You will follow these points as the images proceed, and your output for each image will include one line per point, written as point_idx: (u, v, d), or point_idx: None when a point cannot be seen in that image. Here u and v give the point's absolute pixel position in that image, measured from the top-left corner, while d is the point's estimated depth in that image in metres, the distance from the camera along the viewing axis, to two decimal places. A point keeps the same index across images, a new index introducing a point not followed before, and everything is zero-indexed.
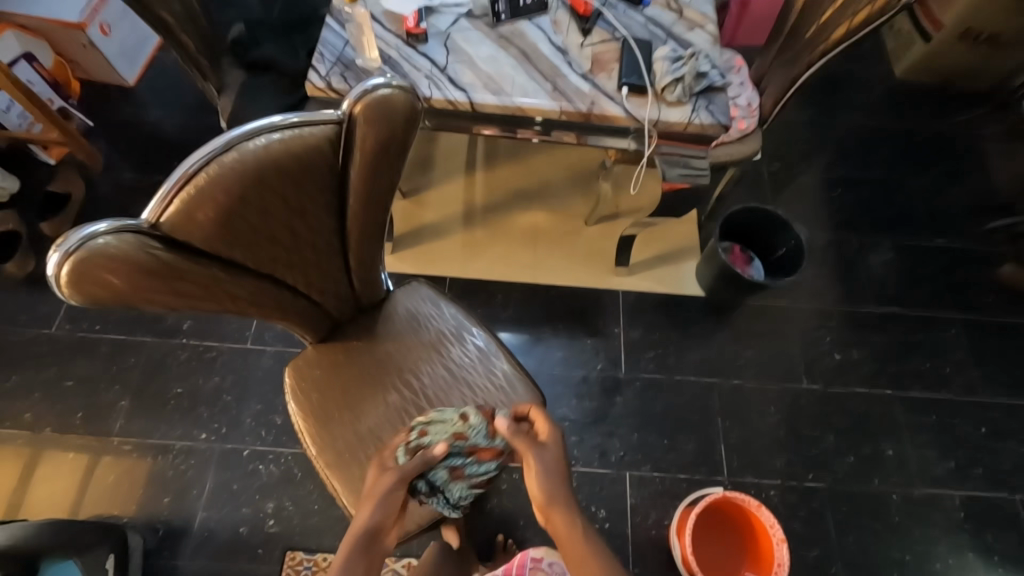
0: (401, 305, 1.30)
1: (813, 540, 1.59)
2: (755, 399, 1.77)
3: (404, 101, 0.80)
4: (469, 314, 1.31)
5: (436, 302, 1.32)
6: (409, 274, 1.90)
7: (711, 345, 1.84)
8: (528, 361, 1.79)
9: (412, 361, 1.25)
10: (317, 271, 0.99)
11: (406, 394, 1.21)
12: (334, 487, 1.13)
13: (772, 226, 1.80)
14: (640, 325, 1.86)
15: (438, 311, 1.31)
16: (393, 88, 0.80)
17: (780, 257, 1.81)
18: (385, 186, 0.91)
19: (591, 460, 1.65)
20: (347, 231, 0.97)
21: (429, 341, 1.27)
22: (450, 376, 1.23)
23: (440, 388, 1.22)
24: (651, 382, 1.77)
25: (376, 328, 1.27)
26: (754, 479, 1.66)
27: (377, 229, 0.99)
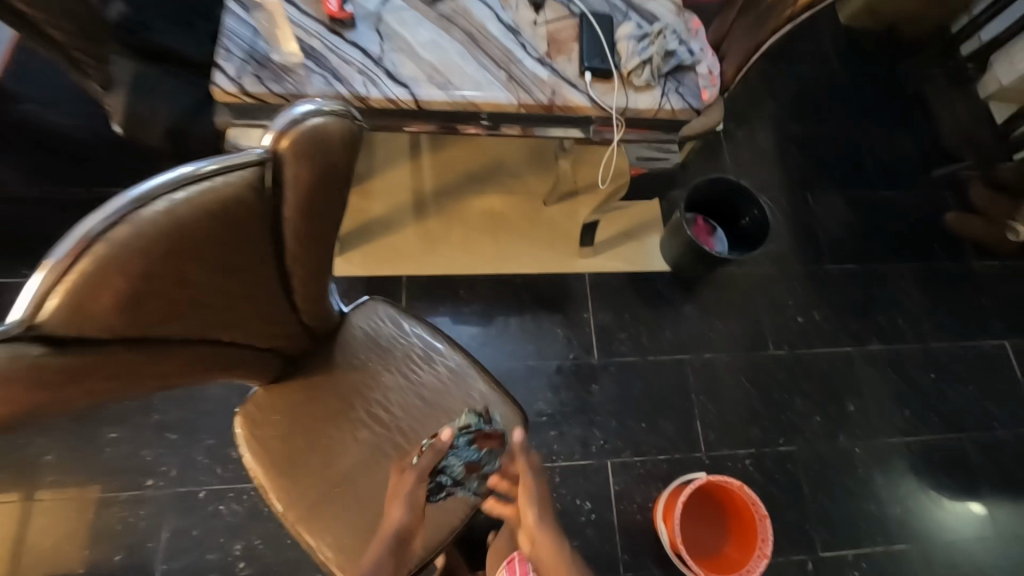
0: (359, 329, 1.18)
1: (787, 502, 1.66)
2: (727, 371, 1.79)
3: (340, 129, 0.69)
4: (436, 330, 1.21)
5: (398, 322, 1.20)
6: (361, 276, 1.75)
7: (681, 320, 1.83)
8: (500, 357, 1.71)
9: (380, 392, 1.13)
10: (259, 323, 0.86)
11: (378, 429, 1.11)
12: (311, 544, 1.03)
13: (735, 196, 1.77)
14: (610, 307, 1.81)
15: (401, 332, 1.19)
16: (325, 115, 0.68)
17: (744, 228, 1.79)
18: (329, 222, 0.79)
19: (572, 452, 1.63)
20: (289, 275, 0.84)
21: (396, 366, 1.16)
22: (424, 403, 1.14)
23: (414, 418, 1.12)
24: (626, 365, 1.75)
25: (334, 359, 1.14)
26: (731, 450, 1.69)
27: (324, 267, 0.86)
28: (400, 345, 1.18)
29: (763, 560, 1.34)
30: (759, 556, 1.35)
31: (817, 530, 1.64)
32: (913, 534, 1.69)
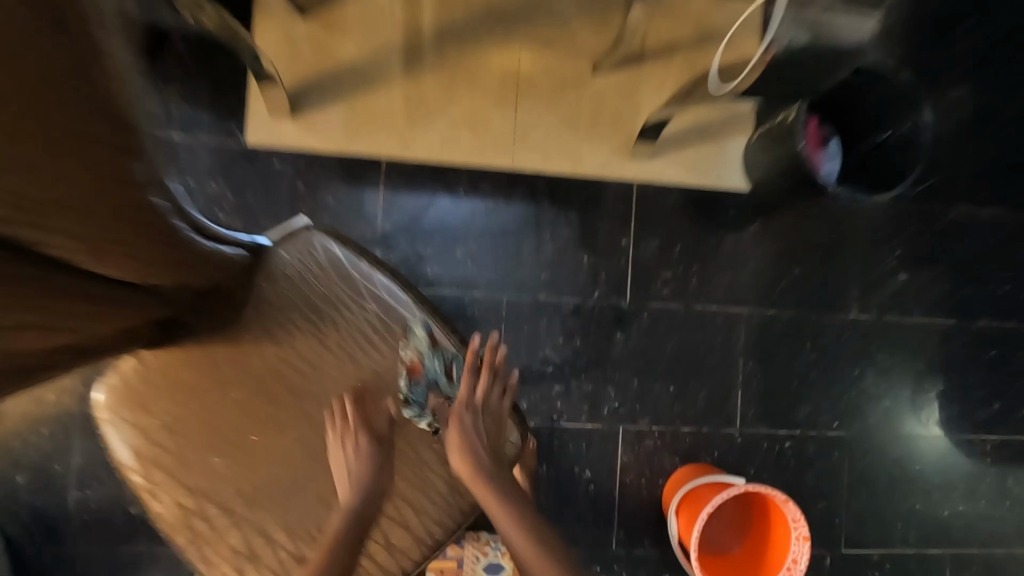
0: (283, 274, 0.76)
1: (821, 494, 1.40)
2: (790, 334, 1.39)
3: None
4: (409, 295, 0.79)
5: (352, 275, 0.77)
6: (324, 154, 1.25)
7: (747, 262, 1.38)
8: (503, 286, 1.31)
9: (314, 374, 0.76)
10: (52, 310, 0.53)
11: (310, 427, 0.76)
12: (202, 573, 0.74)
13: (893, 97, 1.18)
14: (657, 235, 1.35)
15: (354, 292, 0.77)
16: None
17: (876, 147, 1.23)
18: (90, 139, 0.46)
19: (578, 413, 1.32)
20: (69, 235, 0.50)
21: (338, 338, 0.77)
22: (379, 396, 0.77)
23: None
24: (663, 314, 1.35)
25: (243, 319, 0.75)
26: (770, 429, 1.38)
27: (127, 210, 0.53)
28: (345, 305, 0.77)
29: None
30: None
31: (846, 527, 1.41)
32: (954, 539, 1.45)
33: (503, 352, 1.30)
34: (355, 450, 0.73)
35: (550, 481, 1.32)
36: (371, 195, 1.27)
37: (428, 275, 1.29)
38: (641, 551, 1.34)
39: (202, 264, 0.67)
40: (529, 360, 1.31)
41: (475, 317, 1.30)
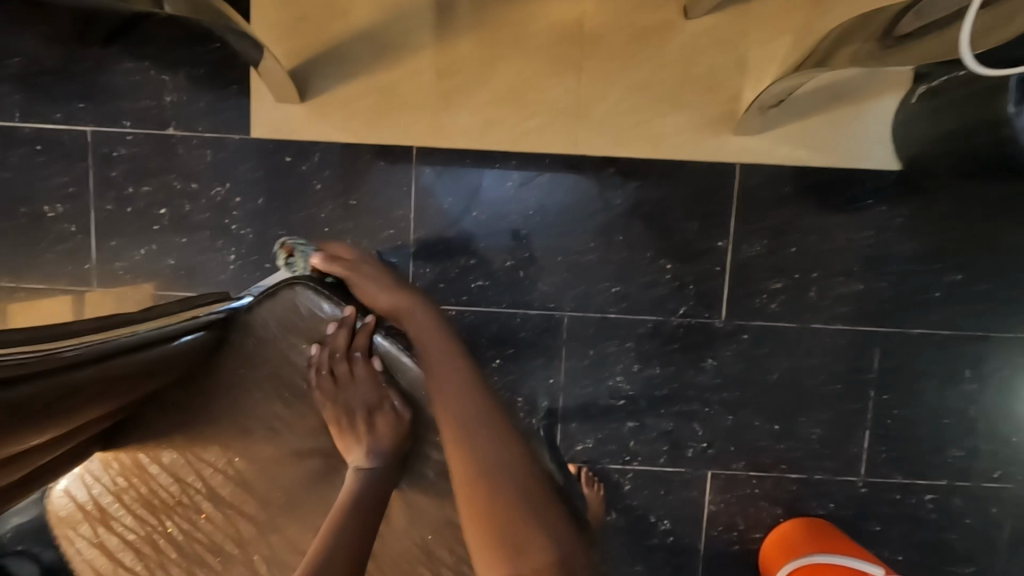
0: (260, 353, 0.56)
1: (972, 559, 1.10)
2: (941, 359, 1.06)
3: None
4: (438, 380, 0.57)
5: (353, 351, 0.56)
6: (342, 146, 1.02)
7: (889, 266, 1.04)
8: (562, 302, 1.06)
9: (312, 484, 0.57)
10: None
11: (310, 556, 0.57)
12: None
13: None
14: (764, 232, 1.03)
15: (361, 380, 0.56)
16: None
17: None
18: None
19: (655, 454, 1.08)
20: None
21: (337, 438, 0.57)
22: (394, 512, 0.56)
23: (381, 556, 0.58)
24: (768, 335, 1.05)
25: (214, 415, 0.56)
26: (905, 479, 1.08)
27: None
28: (343, 390, 0.56)
29: None
30: None
31: None
32: None
33: (563, 382, 1.07)
34: (367, 426, 0.56)
35: (619, 531, 1.10)
36: (400, 192, 1.04)
37: (472, 290, 1.06)
38: None
39: (140, 379, 0.50)
40: (595, 391, 1.07)
41: (530, 339, 1.07)
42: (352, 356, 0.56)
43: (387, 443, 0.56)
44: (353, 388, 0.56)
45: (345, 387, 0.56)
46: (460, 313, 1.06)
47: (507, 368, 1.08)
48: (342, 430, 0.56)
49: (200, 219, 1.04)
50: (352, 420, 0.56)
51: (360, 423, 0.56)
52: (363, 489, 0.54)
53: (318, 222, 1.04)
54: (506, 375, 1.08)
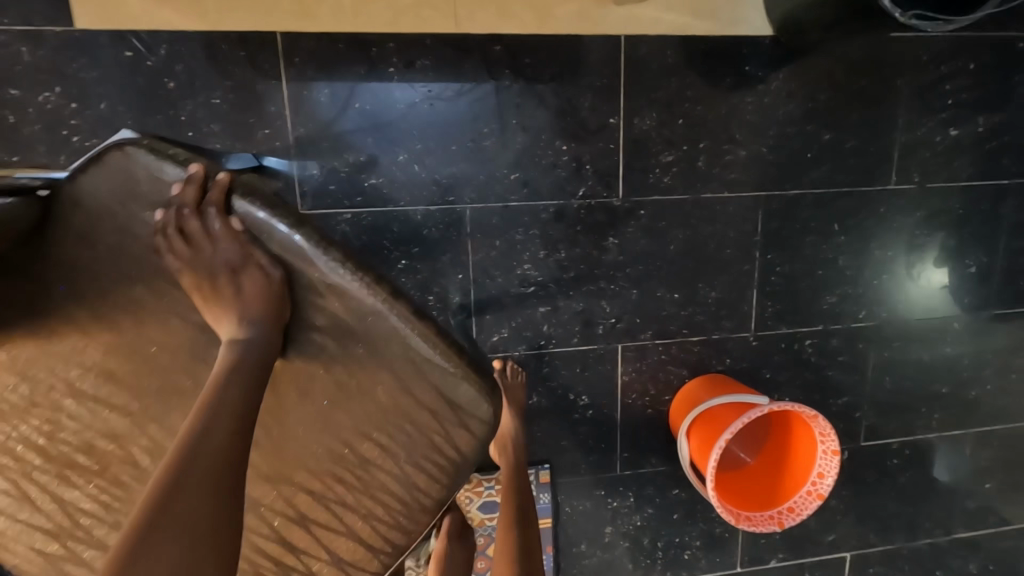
0: (95, 223, 0.50)
1: (845, 391, 1.26)
2: (815, 215, 1.15)
3: None
4: (309, 239, 0.52)
5: (207, 211, 0.50)
6: (191, 34, 0.90)
7: (768, 131, 1.09)
8: (463, 193, 1.03)
9: (183, 365, 0.52)
10: None
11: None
12: None
13: None
14: (654, 105, 1.04)
15: (222, 246, 0.50)
16: None
17: None
18: None
19: (569, 335, 1.12)
20: None
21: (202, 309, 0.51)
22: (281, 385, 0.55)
23: (275, 427, 0.57)
24: (664, 208, 1.09)
25: (56, 301, 0.50)
26: (790, 328, 1.20)
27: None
28: (199, 253, 0.50)
29: (813, 501, 1.01)
30: (806, 495, 1.01)
31: (869, 421, 1.29)
32: (979, 417, 1.35)
33: (473, 276, 1.06)
34: (231, 293, 0.51)
35: (543, 411, 1.16)
36: (268, 86, 0.94)
37: (367, 189, 1.00)
38: (648, 469, 1.23)
39: None
40: (506, 281, 1.08)
41: (435, 237, 1.04)
42: (206, 216, 0.50)
43: (257, 310, 0.51)
44: (210, 250, 0.50)
45: (203, 251, 0.50)
46: (359, 216, 1.01)
47: (415, 269, 1.05)
48: (205, 298, 0.51)
49: (30, 134, 0.89)
50: (211, 288, 0.51)
51: (223, 289, 0.51)
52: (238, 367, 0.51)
53: (179, 126, 0.93)
54: (414, 276, 1.05)
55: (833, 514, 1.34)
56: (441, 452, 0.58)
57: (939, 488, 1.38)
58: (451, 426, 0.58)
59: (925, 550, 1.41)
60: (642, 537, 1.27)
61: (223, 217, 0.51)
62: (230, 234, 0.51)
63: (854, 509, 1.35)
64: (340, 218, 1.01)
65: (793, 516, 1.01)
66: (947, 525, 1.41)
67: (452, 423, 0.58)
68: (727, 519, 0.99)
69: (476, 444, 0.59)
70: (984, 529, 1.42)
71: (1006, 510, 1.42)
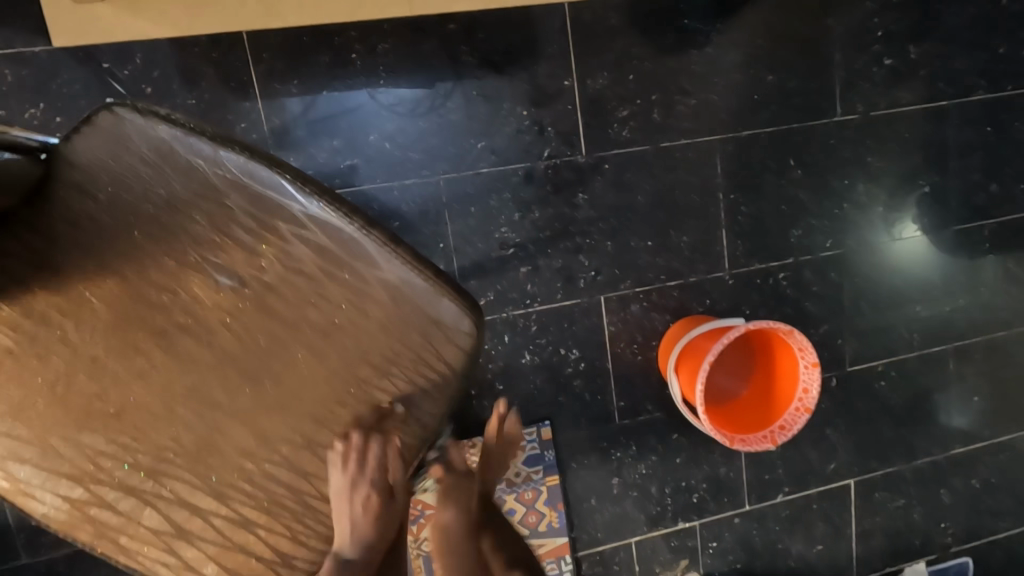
0: (91, 177, 0.55)
1: (825, 320, 1.31)
2: (770, 153, 1.22)
3: None
4: (286, 175, 0.57)
5: (192, 158, 0.55)
6: (163, 41, 0.96)
7: (714, 77, 1.16)
8: (435, 166, 1.09)
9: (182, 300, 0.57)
10: None
11: (204, 370, 0.58)
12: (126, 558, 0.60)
13: None
14: (604, 64, 1.11)
15: (208, 188, 0.56)
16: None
17: None
18: None
19: (552, 292, 1.17)
20: None
21: (194, 247, 0.56)
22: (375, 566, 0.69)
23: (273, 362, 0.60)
24: (627, 161, 1.15)
25: (62, 253, 0.55)
26: (762, 264, 1.25)
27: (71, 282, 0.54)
28: (359, 483, 0.62)
29: (802, 415, 1.05)
30: (795, 411, 1.06)
31: (852, 347, 1.34)
32: (957, 334, 1.40)
33: (453, 244, 1.11)
34: (367, 506, 0.65)
35: (537, 370, 1.20)
36: (241, 84, 1.00)
37: (343, 171, 1.06)
38: (646, 417, 1.27)
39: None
40: (486, 246, 1.13)
41: (413, 211, 1.09)
42: (370, 439, 0.61)
43: (374, 535, 0.67)
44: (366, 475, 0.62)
45: (358, 471, 0.62)
46: None
47: None
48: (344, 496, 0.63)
49: None
50: (356, 495, 0.63)
51: (363, 509, 0.64)
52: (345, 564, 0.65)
53: None
54: None
55: (832, 443, 1.38)
56: (432, 370, 0.62)
57: (930, 407, 1.42)
58: (438, 343, 0.62)
59: (925, 470, 1.45)
60: (649, 486, 1.30)
61: (392, 450, 0.63)
62: (343, 392, 0.61)
63: (851, 436, 1.39)
64: None
65: (785, 433, 1.06)
66: (944, 443, 1.45)
67: (434, 336, 0.62)
68: (723, 442, 1.03)
69: (464, 357, 0.63)
70: (979, 444, 1.47)
71: (997, 422, 1.47)
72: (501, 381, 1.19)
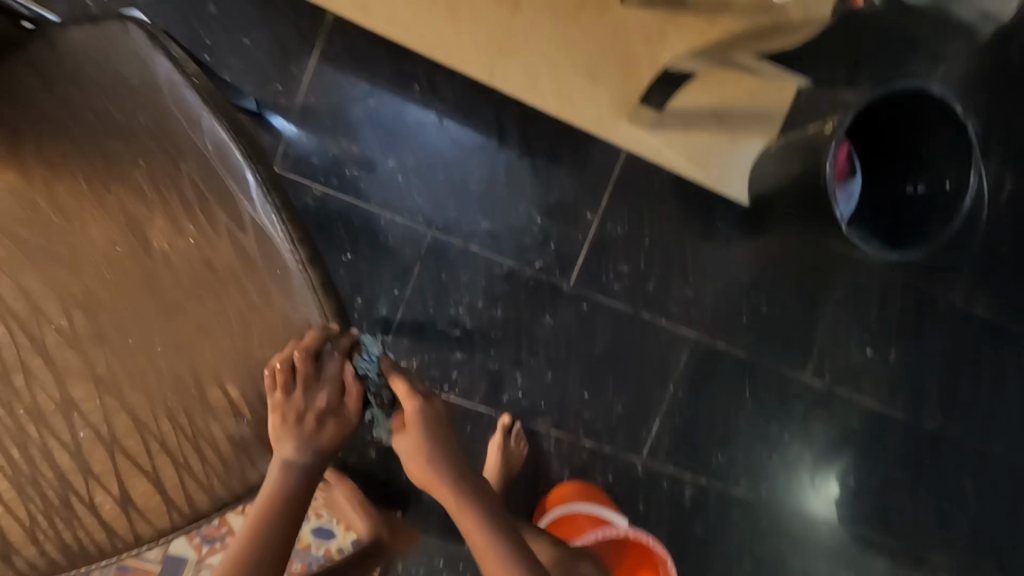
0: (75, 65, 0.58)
1: (708, 553, 1.25)
2: (731, 373, 1.22)
3: None
4: (244, 179, 0.59)
5: (178, 113, 0.58)
6: None
7: (717, 283, 1.19)
8: (432, 220, 1.07)
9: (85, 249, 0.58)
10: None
11: (62, 302, 0.58)
12: None
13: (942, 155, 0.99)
14: (628, 217, 1.13)
15: (178, 153, 0.59)
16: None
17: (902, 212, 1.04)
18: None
19: (473, 391, 1.12)
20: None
21: (120, 186, 0.59)
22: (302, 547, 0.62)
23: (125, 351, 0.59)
24: (604, 311, 1.15)
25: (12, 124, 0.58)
26: (676, 469, 1.22)
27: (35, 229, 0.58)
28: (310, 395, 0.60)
29: None
30: None
31: None
32: None
33: (407, 295, 1.07)
34: (313, 427, 0.60)
35: None
36: (301, 52, 1.00)
37: (346, 177, 1.03)
38: None
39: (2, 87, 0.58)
40: (435, 315, 1.09)
41: (386, 245, 1.06)
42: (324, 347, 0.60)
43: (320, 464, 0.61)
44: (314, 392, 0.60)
45: (308, 385, 0.59)
46: (327, 197, 1.03)
47: (356, 267, 1.05)
48: (296, 393, 0.59)
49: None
50: (301, 415, 0.59)
51: (306, 431, 0.60)
52: (291, 478, 0.60)
53: (200, 47, 0.97)
54: (352, 273, 1.05)
55: None
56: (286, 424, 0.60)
57: None
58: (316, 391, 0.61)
59: None
60: None
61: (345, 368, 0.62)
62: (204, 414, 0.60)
63: None
64: (308, 190, 1.02)
65: None
66: None
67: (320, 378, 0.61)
68: None
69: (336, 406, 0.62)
70: None
71: None
72: (375, 450, 1.05)
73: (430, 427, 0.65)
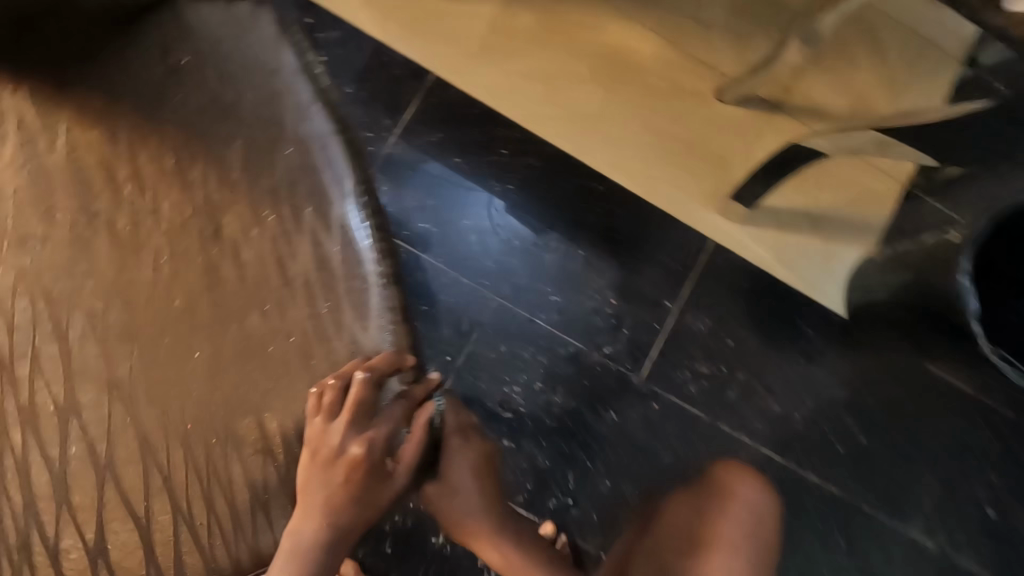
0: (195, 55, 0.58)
1: None
2: (822, 515, 1.01)
3: None
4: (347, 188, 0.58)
5: (292, 114, 0.58)
6: (368, 39, 1.02)
7: (807, 400, 1.03)
8: (498, 287, 0.99)
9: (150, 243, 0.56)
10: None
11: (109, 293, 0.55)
12: None
13: None
14: (710, 312, 1.03)
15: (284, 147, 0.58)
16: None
17: None
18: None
19: (515, 488, 0.95)
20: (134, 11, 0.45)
21: (207, 162, 0.57)
22: None
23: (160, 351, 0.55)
24: (677, 415, 1.00)
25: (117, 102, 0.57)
26: None
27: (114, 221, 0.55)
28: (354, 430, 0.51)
29: None
30: None
31: None
32: None
33: (459, 364, 0.96)
34: (349, 474, 0.50)
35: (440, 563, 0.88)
36: (396, 106, 1.01)
37: (417, 231, 0.99)
38: None
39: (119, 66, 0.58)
40: (486, 391, 0.97)
41: (445, 306, 0.98)
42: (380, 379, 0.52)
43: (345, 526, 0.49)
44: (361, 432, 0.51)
45: (353, 420, 0.51)
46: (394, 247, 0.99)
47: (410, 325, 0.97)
48: (338, 424, 0.51)
49: None
50: (338, 454, 0.50)
51: (339, 476, 0.50)
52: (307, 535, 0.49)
53: None
54: None
55: None
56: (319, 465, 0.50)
57: None
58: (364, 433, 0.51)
59: None
60: None
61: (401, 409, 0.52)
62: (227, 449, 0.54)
63: None
64: None
65: None
66: None
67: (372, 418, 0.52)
68: None
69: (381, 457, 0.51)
70: None
71: None
72: (393, 545, 0.88)
73: (481, 464, 0.65)
